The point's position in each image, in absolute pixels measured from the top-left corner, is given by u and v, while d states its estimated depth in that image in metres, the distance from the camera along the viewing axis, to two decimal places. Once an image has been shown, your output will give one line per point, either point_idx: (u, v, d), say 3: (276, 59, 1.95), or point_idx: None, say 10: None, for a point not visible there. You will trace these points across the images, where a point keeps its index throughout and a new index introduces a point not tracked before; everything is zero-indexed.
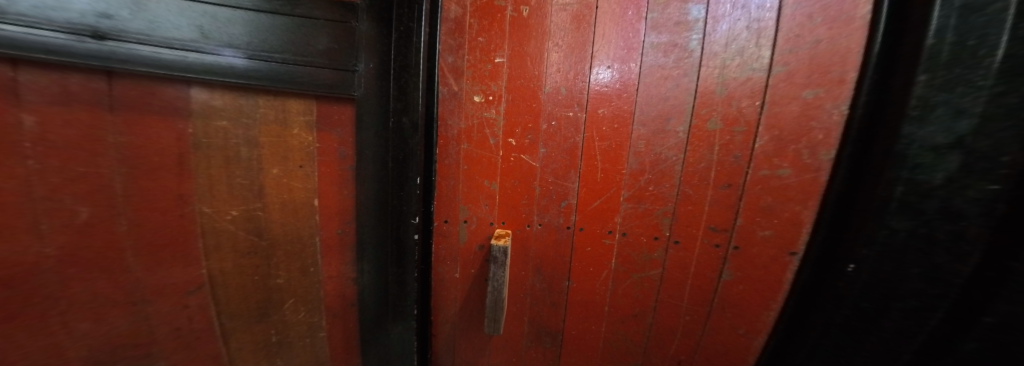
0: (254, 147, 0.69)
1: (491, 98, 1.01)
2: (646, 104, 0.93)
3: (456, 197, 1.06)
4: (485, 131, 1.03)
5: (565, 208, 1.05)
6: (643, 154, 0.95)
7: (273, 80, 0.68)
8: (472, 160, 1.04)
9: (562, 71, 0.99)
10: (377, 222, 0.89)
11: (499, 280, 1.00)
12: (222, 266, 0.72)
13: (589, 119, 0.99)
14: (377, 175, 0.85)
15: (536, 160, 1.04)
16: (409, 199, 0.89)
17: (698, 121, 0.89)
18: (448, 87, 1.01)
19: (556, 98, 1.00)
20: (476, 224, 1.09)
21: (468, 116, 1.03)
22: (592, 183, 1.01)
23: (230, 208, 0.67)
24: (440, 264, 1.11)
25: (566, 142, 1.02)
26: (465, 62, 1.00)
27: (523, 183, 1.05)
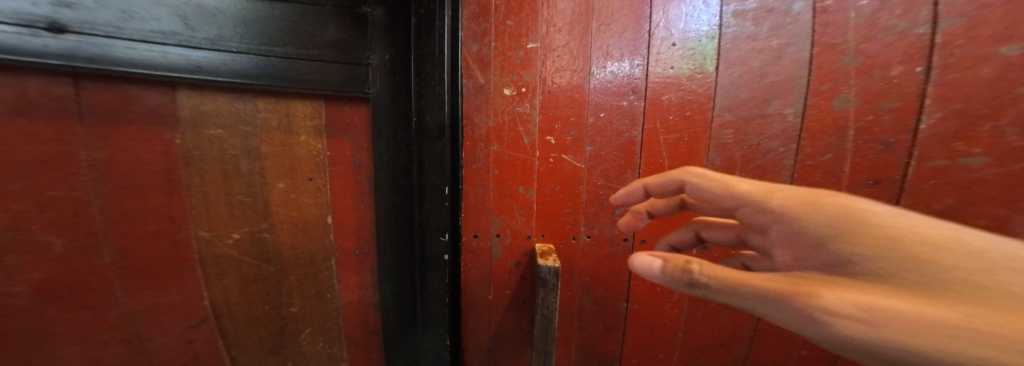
0: (257, 159, 0.58)
1: (523, 90, 0.85)
2: (734, 84, 0.70)
3: (487, 207, 0.90)
4: (518, 128, 0.86)
5: (620, 217, 0.87)
6: (729, 146, 0.72)
7: (275, 78, 0.57)
8: (504, 164, 0.88)
9: (611, 55, 0.80)
10: (400, 239, 0.77)
11: (550, 306, 0.82)
12: (228, 297, 0.61)
13: (651, 109, 0.78)
14: (397, 185, 0.73)
15: (581, 161, 0.85)
16: (435, 211, 0.77)
17: (820, 101, 0.64)
18: (473, 80, 0.85)
19: (605, 87, 0.81)
20: (510, 238, 0.93)
21: (498, 112, 0.86)
22: None
23: (232, 229, 0.58)
24: (471, 284, 0.96)
25: (619, 137, 0.82)
26: (492, 50, 0.84)
27: (566, 189, 0.87)
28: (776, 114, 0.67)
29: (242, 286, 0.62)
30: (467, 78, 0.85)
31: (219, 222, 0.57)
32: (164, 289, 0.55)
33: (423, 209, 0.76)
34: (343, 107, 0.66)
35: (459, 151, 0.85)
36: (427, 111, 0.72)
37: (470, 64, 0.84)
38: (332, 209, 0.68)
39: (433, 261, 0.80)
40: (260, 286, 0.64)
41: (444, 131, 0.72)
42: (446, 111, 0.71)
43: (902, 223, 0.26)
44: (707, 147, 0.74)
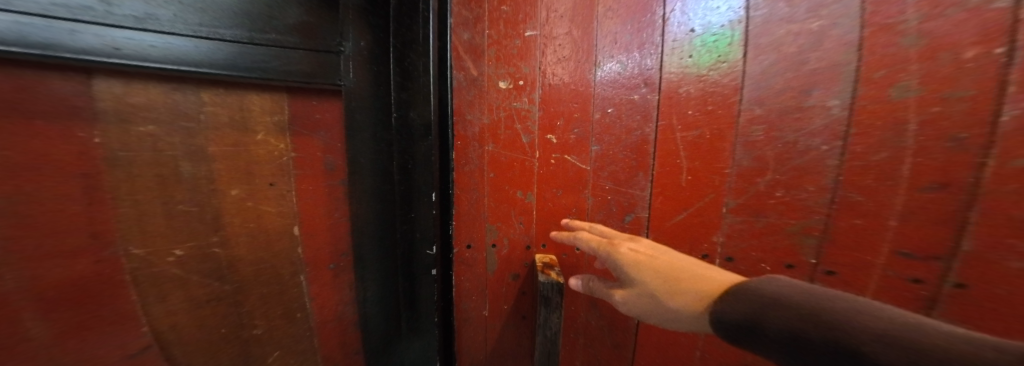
0: (203, 161, 0.49)
1: (521, 83, 0.75)
2: (766, 73, 0.61)
3: (481, 214, 0.81)
4: (516, 126, 0.77)
5: (631, 224, 0.76)
6: (763, 142, 0.63)
7: (224, 65, 0.48)
8: (501, 166, 0.78)
9: (619, 44, 0.70)
10: (381, 252, 0.68)
11: (553, 327, 0.72)
12: (173, 322, 0.52)
13: (666, 103, 0.69)
14: (377, 190, 0.63)
15: (587, 162, 0.76)
16: (422, 220, 0.68)
17: (874, 90, 0.54)
18: (465, 72, 0.75)
19: (613, 79, 0.72)
20: (508, 248, 0.83)
21: (493, 108, 0.77)
22: (674, 190, 0.71)
23: (173, 245, 0.49)
24: (464, 299, 0.86)
25: (629, 135, 0.72)
26: (486, 39, 0.75)
27: (569, 194, 0.78)
28: (817, 106, 0.58)
29: (190, 309, 0.53)
30: (459, 70, 0.75)
31: (156, 236, 0.48)
32: (93, 316, 0.46)
33: (406, 218, 0.67)
34: (312, 100, 0.57)
35: (448, 150, 0.76)
36: (410, 107, 0.63)
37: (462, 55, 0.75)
38: (299, 218, 0.59)
39: (422, 276, 0.71)
40: (214, 308, 0.55)
41: (432, 131, 0.63)
42: (433, 107, 0.62)
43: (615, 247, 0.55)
44: (733, 146, 0.65)
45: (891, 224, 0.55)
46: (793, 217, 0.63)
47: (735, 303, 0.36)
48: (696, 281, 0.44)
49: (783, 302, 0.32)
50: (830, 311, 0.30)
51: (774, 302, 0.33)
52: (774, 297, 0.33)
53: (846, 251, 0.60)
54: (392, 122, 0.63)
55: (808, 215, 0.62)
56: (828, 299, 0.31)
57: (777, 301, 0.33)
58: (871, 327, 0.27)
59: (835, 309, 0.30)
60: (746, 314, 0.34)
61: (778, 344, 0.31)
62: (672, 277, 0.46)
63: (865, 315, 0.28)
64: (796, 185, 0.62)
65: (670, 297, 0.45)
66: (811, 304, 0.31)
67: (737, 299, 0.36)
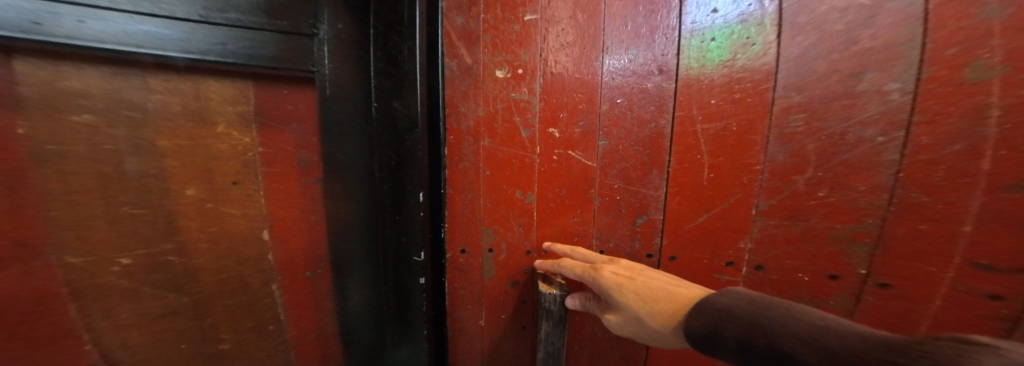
0: (152, 157, 0.43)
1: (520, 72, 0.68)
2: (807, 54, 0.53)
3: (477, 217, 0.74)
4: (515, 118, 0.69)
5: (642, 228, 0.68)
6: (807, 131, 0.54)
7: (175, 46, 0.42)
8: (498, 164, 0.71)
9: (630, 28, 0.62)
10: (365, 259, 0.60)
11: (557, 345, 0.65)
12: (124, 335, 0.47)
13: (686, 91, 0.60)
14: (359, 190, 0.56)
15: (594, 158, 0.68)
16: (410, 222, 0.60)
17: (945, 71, 0.46)
18: (458, 60, 0.68)
19: (624, 67, 0.64)
20: (506, 254, 0.76)
21: (490, 100, 0.69)
22: (694, 191, 0.63)
23: (118, 254, 0.44)
24: (458, 307, 0.79)
25: (642, 127, 0.64)
26: (482, 24, 0.68)
27: (573, 193, 0.70)
28: (874, 91, 0.49)
29: (145, 322, 0.48)
30: (452, 58, 0.68)
31: (100, 241, 0.43)
32: (29, 331, 0.41)
33: (390, 222, 0.59)
34: (281, 89, 0.50)
35: (439, 146, 0.69)
36: (393, 94, 0.55)
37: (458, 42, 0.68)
38: (270, 221, 0.53)
39: (409, 286, 0.63)
40: (173, 321, 0.50)
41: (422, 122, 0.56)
42: (422, 95, 0.55)
43: (591, 272, 0.57)
44: (765, 138, 0.57)
45: (964, 231, 0.47)
46: (839, 221, 0.54)
47: (694, 316, 0.37)
48: (668, 298, 0.45)
49: (731, 312, 0.34)
50: (768, 318, 0.31)
51: (732, 312, 0.34)
52: (724, 308, 0.35)
53: (901, 258, 0.51)
54: (374, 113, 0.55)
55: (859, 219, 0.53)
56: (769, 306, 0.32)
57: (726, 311, 0.34)
58: (798, 331, 0.28)
59: (782, 314, 0.30)
60: (706, 326, 0.35)
61: (729, 353, 0.33)
62: (648, 295, 0.47)
63: (798, 321, 0.29)
64: (841, 182, 0.53)
65: (648, 315, 0.46)
66: (753, 312, 0.32)
67: (697, 314, 0.37)
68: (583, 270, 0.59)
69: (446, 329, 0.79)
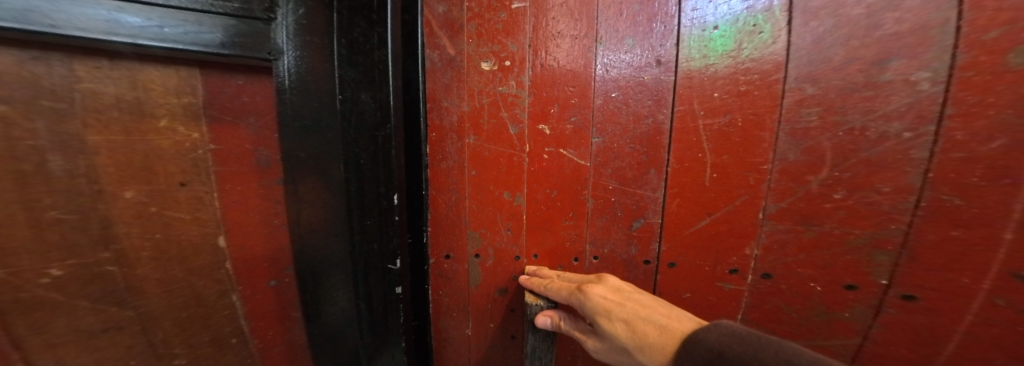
0: (80, 155, 0.39)
1: (507, 63, 0.62)
2: (823, 41, 0.49)
3: (462, 220, 0.69)
4: (502, 113, 0.64)
5: (638, 232, 0.64)
6: (824, 126, 0.51)
7: (98, 26, 0.36)
8: (484, 163, 0.66)
9: (626, 15, 0.57)
10: (339, 268, 0.54)
11: (543, 358, 0.63)
12: (52, 355, 0.41)
13: (687, 85, 0.56)
14: (327, 191, 0.50)
15: (587, 157, 0.63)
16: (388, 225, 0.55)
17: (984, 57, 0.42)
18: (440, 51, 0.63)
19: (619, 58, 0.58)
20: (493, 260, 0.70)
21: (474, 94, 0.64)
22: (695, 193, 0.59)
23: (40, 263, 0.39)
24: (442, 316, 0.73)
25: (638, 123, 0.59)
26: (466, 12, 0.62)
27: (564, 195, 0.65)
28: (902, 80, 0.46)
29: (81, 340, 0.42)
30: (433, 50, 0.62)
31: (20, 251, 0.38)
32: None
33: (364, 227, 0.53)
34: (235, 79, 0.45)
35: (422, 144, 0.63)
36: (362, 83, 0.49)
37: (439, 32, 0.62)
38: (226, 225, 0.48)
39: (387, 296, 0.57)
40: (115, 338, 0.44)
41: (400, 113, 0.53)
42: (399, 86, 0.53)
43: (579, 296, 0.54)
44: (773, 136, 0.53)
45: (1006, 238, 0.44)
46: (858, 226, 0.52)
47: (688, 355, 0.38)
48: (659, 332, 0.44)
49: (722, 353, 0.35)
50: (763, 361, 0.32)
51: (725, 351, 0.34)
52: (715, 348, 0.36)
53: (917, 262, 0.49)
54: (341, 108, 0.48)
55: (881, 224, 0.51)
56: (759, 346, 0.34)
57: (718, 352, 0.35)
58: None
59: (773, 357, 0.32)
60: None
61: None
62: (638, 326, 0.47)
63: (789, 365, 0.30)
64: (850, 181, 0.51)
65: (638, 348, 0.45)
66: (746, 353, 0.33)
67: (691, 352, 0.38)
68: (570, 294, 0.56)
69: (428, 341, 0.71)
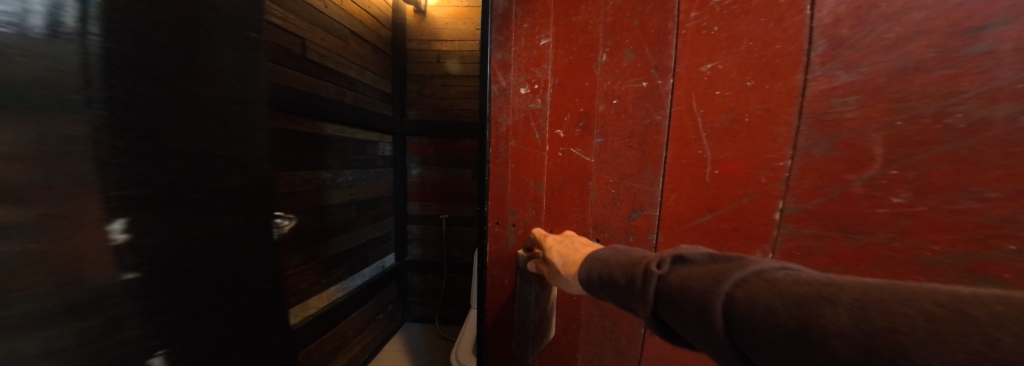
0: None
1: (536, 87, 1.18)
2: (872, 30, 0.67)
3: (506, 198, 1.26)
4: (531, 123, 1.20)
5: (636, 220, 1.05)
6: (873, 109, 0.66)
7: None
8: (519, 157, 1.22)
9: (610, 52, 1.05)
10: (44, 301, 0.50)
11: (524, 299, 1.17)
12: None
13: (709, 74, 0.89)
14: (73, 186, 0.52)
15: (591, 154, 1.11)
16: (103, 227, 0.55)
17: None
18: (499, 85, 1.23)
19: (615, 71, 1.04)
20: (523, 228, 1.25)
21: (516, 111, 1.22)
22: (684, 186, 0.96)
23: None
24: (493, 269, 1.34)
25: (638, 124, 1.02)
26: (513, 55, 1.20)
27: (574, 183, 1.15)
28: (1003, 47, 0.55)
29: None
30: (254, 30, 0.80)
31: None
32: None
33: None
34: None
35: (245, 122, 0.76)
36: None
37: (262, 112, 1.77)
38: None
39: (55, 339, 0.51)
40: None
41: (116, 72, 0.56)
42: (140, 57, 0.59)
43: (544, 240, 1.08)
44: (789, 131, 0.77)
45: None
46: (916, 232, 0.64)
47: (584, 269, 0.77)
48: (573, 255, 0.91)
49: (599, 258, 0.74)
50: (615, 258, 0.69)
51: (602, 260, 0.73)
52: (597, 258, 0.75)
53: (1016, 277, 0.56)
54: None
55: (986, 240, 0.58)
56: (619, 254, 0.70)
57: (596, 260, 0.74)
58: (623, 259, 0.68)
59: (620, 254, 0.70)
60: (587, 275, 0.75)
61: (601, 287, 0.70)
62: (565, 253, 0.94)
63: (622, 255, 0.69)
64: (904, 172, 0.64)
65: (563, 266, 0.92)
66: (608, 256, 0.72)
67: (584, 267, 0.77)
68: (542, 240, 1.09)
69: (486, 282, 1.36)
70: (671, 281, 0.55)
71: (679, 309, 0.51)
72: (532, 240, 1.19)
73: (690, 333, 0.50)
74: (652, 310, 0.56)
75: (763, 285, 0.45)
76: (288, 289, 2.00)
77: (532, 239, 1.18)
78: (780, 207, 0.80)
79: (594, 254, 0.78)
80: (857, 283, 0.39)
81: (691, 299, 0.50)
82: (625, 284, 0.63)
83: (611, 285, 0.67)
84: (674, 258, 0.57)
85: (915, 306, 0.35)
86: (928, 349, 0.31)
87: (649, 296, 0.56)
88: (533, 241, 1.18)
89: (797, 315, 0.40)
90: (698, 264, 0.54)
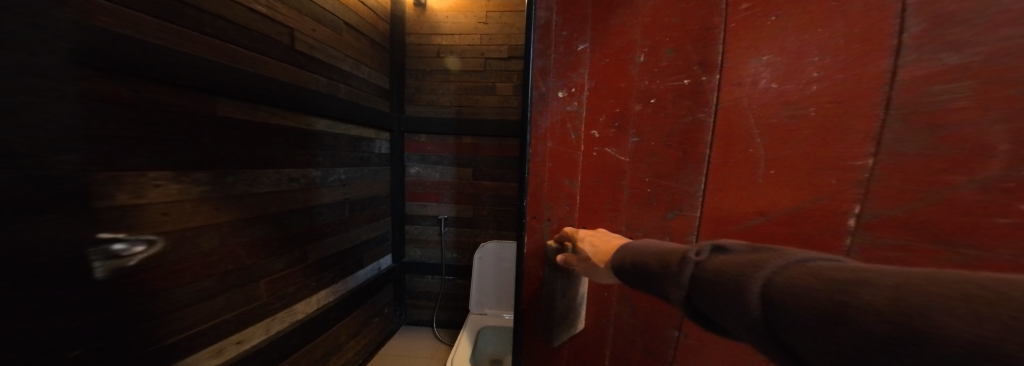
0: None
1: (573, 90, 1.16)
2: (996, 3, 0.54)
3: (542, 196, 1.24)
4: (568, 125, 1.18)
5: (674, 220, 1.01)
6: (987, 97, 0.55)
7: None
8: (557, 157, 1.20)
9: (650, 52, 1.01)
10: None
11: (551, 286, 1.23)
12: None
13: (764, 68, 0.82)
14: None
15: (626, 153, 1.09)
16: None
17: None
18: (538, 90, 1.21)
19: (654, 70, 1.01)
20: (558, 223, 1.23)
21: (554, 113, 1.20)
22: (732, 186, 0.89)
23: None
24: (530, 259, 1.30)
25: (678, 122, 0.97)
26: (552, 61, 1.19)
27: (607, 182, 1.13)
28: None
29: None
30: None
31: None
32: None
33: None
34: None
35: None
36: None
37: (82, 76, 1.07)
38: None
39: None
40: None
41: None
42: None
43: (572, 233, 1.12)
44: (872, 127, 0.67)
45: None
46: None
47: (617, 257, 0.80)
48: (605, 246, 0.95)
49: (631, 249, 0.75)
50: (650, 249, 0.70)
51: (635, 251, 0.74)
52: (628, 248, 0.77)
53: None
54: None
55: None
56: (653, 245, 0.73)
57: (627, 251, 0.76)
58: (658, 249, 0.68)
59: (655, 246, 0.70)
60: (620, 264, 0.77)
61: (635, 278, 0.71)
62: (597, 244, 0.98)
63: (656, 247, 0.69)
64: None
65: (594, 256, 0.95)
66: (644, 248, 0.73)
67: (616, 256, 0.80)
68: (570, 234, 1.14)
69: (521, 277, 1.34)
70: (705, 268, 0.53)
71: (714, 294, 0.50)
72: (561, 236, 1.21)
73: (725, 318, 0.48)
74: (685, 295, 0.55)
75: (802, 272, 0.43)
76: (275, 293, 1.86)
77: (560, 233, 1.21)
78: (854, 213, 0.70)
79: (626, 246, 0.80)
80: (898, 270, 0.36)
81: (726, 285, 0.48)
82: (658, 271, 0.63)
83: (645, 275, 0.68)
84: (715, 248, 0.55)
85: (948, 287, 0.32)
86: (958, 319, 0.29)
87: (682, 281, 0.55)
88: (562, 236, 1.20)
89: (831, 295, 0.38)
90: (737, 253, 0.52)
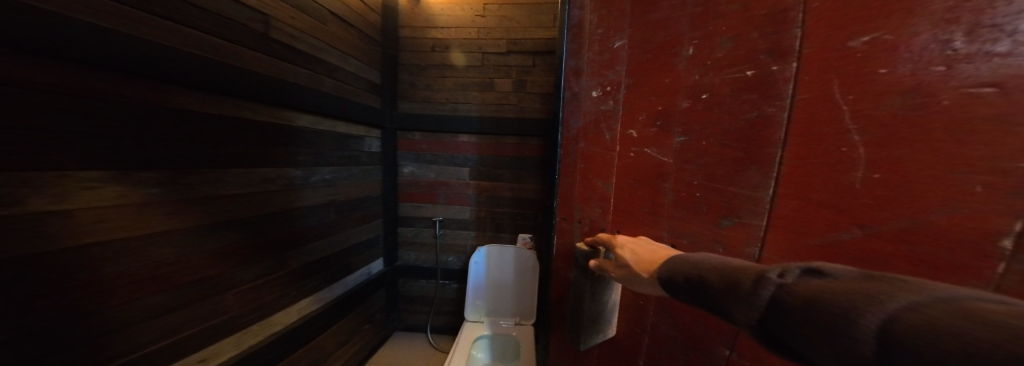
0: None
1: (608, 89, 1.11)
2: None
3: (574, 196, 1.25)
4: (602, 124, 1.13)
5: (728, 232, 0.83)
6: None
7: None
8: (588, 158, 1.19)
9: (699, 40, 0.87)
10: None
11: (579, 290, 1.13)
12: None
13: (866, 50, 0.61)
14: None
15: (668, 155, 0.95)
16: None
17: None
18: (571, 90, 1.27)
19: (706, 63, 0.86)
20: (589, 226, 1.20)
21: (586, 113, 1.20)
22: (810, 194, 0.69)
23: None
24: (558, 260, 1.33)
25: (738, 119, 0.80)
26: (586, 60, 1.20)
27: (647, 184, 1.00)
28: None
29: None
30: None
31: None
32: None
33: None
34: None
35: None
36: None
37: None
38: None
39: None
40: None
41: None
42: None
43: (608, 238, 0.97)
44: None
45: None
46: None
47: (664, 268, 0.68)
48: (650, 253, 0.79)
49: (684, 261, 0.64)
50: (710, 260, 0.59)
51: (691, 263, 0.62)
52: (678, 259, 0.66)
53: None
54: None
55: None
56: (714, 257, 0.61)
57: (678, 263, 0.64)
58: (723, 263, 0.57)
59: (718, 260, 0.58)
60: (669, 275, 0.65)
61: (687, 292, 0.60)
62: (641, 251, 0.82)
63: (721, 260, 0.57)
64: None
65: (636, 265, 0.80)
66: (700, 259, 0.61)
67: (663, 266, 0.68)
68: (607, 238, 0.99)
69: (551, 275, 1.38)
70: (796, 291, 0.44)
71: (809, 321, 0.42)
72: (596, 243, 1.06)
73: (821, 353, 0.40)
74: (757, 318, 0.47)
75: (947, 310, 0.34)
76: (252, 304, 1.63)
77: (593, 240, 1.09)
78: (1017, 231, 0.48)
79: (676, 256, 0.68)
80: None
81: (824, 313, 0.41)
82: (721, 288, 0.53)
83: (702, 292, 0.57)
84: (808, 270, 0.46)
85: None
86: None
87: (757, 302, 0.47)
88: (596, 242, 1.06)
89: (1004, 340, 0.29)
90: (845, 279, 0.43)
